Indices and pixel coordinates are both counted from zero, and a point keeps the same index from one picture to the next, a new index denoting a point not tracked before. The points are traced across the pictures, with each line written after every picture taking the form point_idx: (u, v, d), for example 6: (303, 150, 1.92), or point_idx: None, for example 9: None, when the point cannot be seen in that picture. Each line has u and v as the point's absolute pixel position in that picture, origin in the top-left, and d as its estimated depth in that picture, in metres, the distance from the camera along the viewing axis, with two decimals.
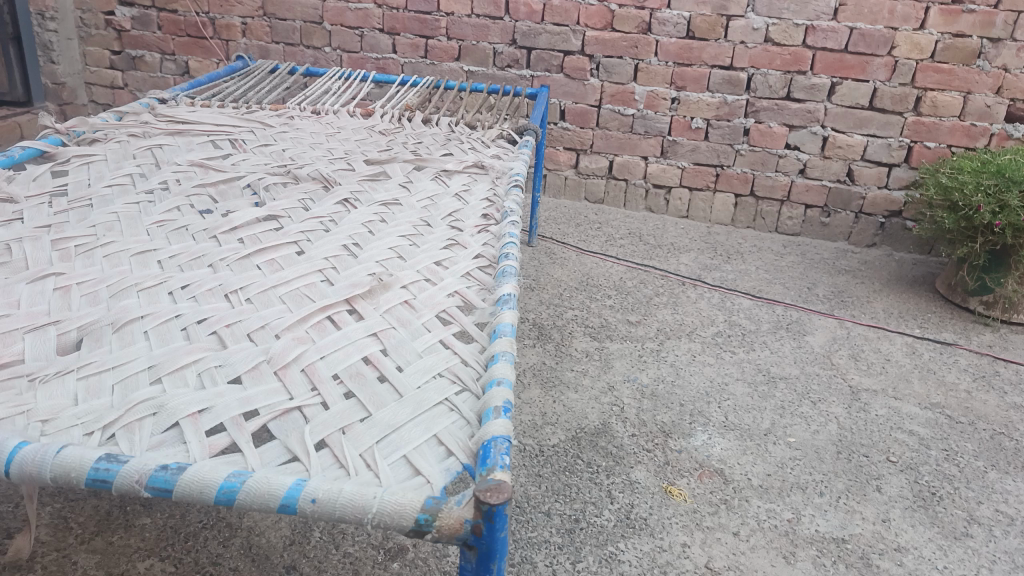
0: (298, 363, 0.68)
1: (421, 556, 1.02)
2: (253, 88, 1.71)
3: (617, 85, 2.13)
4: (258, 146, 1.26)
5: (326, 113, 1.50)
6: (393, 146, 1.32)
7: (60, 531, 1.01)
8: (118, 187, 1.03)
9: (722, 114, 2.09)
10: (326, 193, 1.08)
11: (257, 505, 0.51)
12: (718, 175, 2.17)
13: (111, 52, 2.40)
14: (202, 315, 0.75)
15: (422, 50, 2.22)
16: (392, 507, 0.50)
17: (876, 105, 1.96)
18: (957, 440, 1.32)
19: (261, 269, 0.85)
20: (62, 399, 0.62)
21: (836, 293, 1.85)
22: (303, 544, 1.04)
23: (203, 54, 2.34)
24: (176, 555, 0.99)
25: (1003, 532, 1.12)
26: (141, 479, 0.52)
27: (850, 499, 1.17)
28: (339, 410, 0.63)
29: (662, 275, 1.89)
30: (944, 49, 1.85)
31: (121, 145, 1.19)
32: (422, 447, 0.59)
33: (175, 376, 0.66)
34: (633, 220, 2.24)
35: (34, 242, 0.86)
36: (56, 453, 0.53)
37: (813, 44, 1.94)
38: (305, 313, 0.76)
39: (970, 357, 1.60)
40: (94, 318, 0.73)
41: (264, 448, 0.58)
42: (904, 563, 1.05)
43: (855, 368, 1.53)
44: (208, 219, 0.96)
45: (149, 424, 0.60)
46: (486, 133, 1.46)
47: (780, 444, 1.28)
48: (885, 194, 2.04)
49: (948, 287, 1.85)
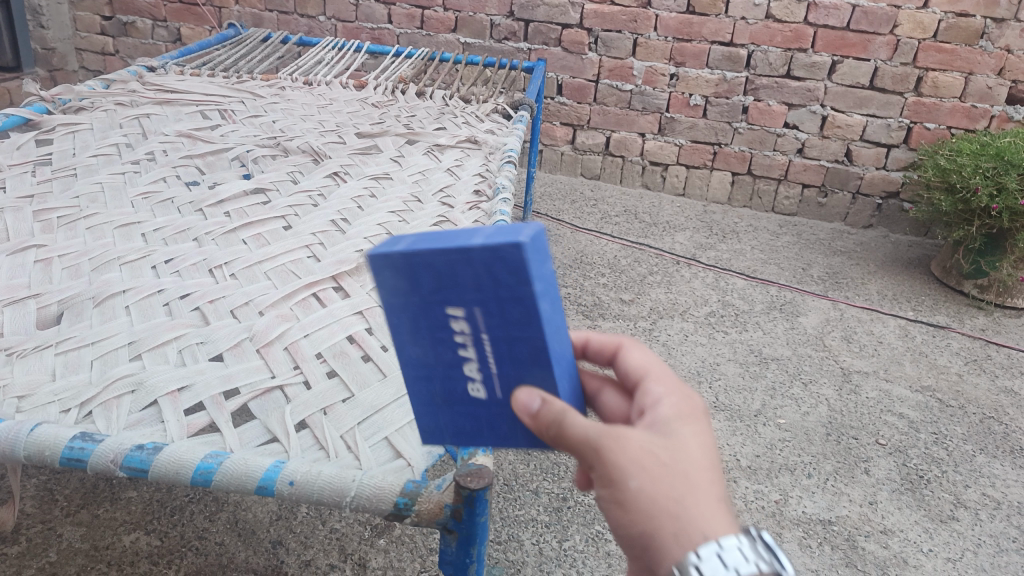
0: (281, 341, 0.67)
1: (408, 534, 1.03)
2: (244, 56, 1.67)
3: (616, 59, 2.10)
4: (247, 117, 1.24)
5: (318, 85, 1.47)
6: (385, 119, 1.29)
7: (46, 503, 1.00)
8: (104, 157, 1.01)
9: (721, 91, 2.06)
10: (315, 166, 1.06)
11: (234, 488, 0.51)
12: (716, 152, 2.15)
13: (102, 18, 2.35)
14: (185, 290, 0.73)
15: (419, 21, 2.18)
16: (370, 490, 0.50)
17: (876, 85, 1.93)
18: (946, 423, 1.32)
19: (248, 244, 0.83)
20: (40, 375, 0.61)
21: (830, 274, 1.85)
22: (289, 519, 1.03)
23: (196, 21, 2.30)
24: (162, 529, 0.99)
25: (989, 515, 1.13)
26: (117, 458, 0.51)
27: (838, 481, 1.17)
28: (322, 389, 0.62)
29: (656, 254, 1.88)
30: (946, 28, 1.82)
31: (108, 114, 1.17)
32: (405, 429, 0.58)
33: (156, 352, 0.65)
34: (629, 197, 2.23)
35: (16, 213, 0.85)
36: (30, 431, 0.53)
37: (814, 21, 1.91)
38: (290, 290, 0.74)
39: (963, 341, 1.60)
40: (75, 291, 0.72)
41: (244, 428, 0.58)
42: (889, 545, 1.06)
43: (848, 350, 1.53)
44: (194, 191, 0.94)
45: (127, 402, 0.59)
46: (480, 107, 1.43)
47: (770, 425, 1.28)
48: (883, 175, 2.03)
49: (943, 270, 1.85)
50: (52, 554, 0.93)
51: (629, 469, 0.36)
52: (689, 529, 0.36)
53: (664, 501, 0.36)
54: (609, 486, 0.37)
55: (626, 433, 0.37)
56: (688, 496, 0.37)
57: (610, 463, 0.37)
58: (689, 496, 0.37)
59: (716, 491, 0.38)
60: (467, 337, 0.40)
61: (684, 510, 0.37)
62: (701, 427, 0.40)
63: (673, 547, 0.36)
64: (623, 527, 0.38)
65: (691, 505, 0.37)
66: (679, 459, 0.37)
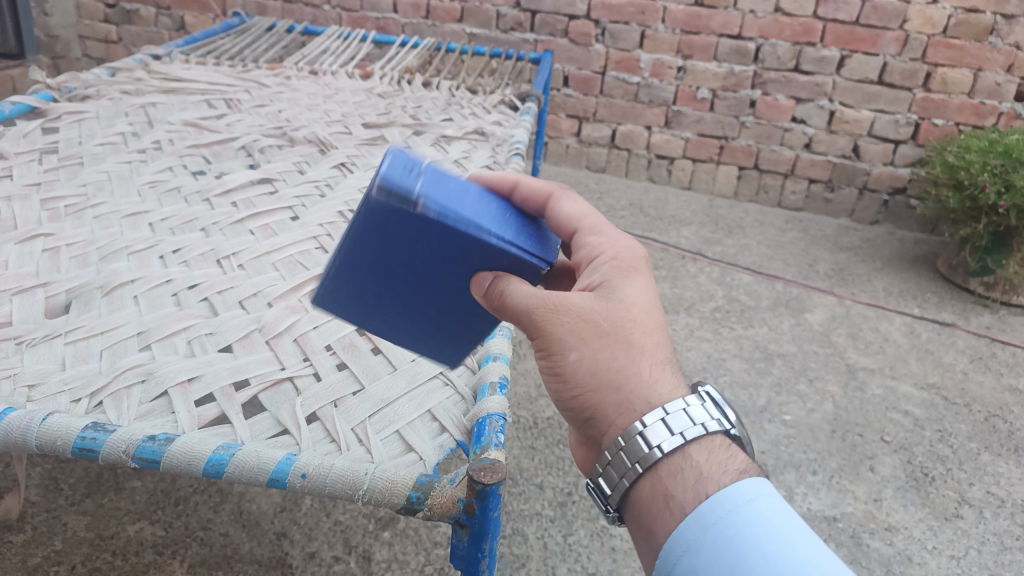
0: (290, 333, 0.67)
1: (412, 527, 1.02)
2: (250, 45, 1.66)
3: (623, 52, 2.09)
4: (253, 106, 1.23)
5: (323, 74, 1.46)
6: (392, 110, 1.29)
7: (51, 492, 1.00)
8: (110, 146, 1.01)
9: (728, 85, 2.05)
10: (322, 157, 1.05)
11: (246, 479, 0.51)
12: (722, 147, 2.15)
13: (105, 5, 2.34)
14: (193, 280, 0.73)
15: (424, 11, 2.17)
16: (383, 483, 0.50)
17: (885, 80, 1.92)
18: (951, 421, 1.32)
19: (255, 234, 0.83)
20: (50, 364, 0.61)
21: (836, 270, 1.84)
22: (294, 511, 1.03)
23: (200, 9, 2.29)
24: (167, 519, 0.99)
25: (994, 514, 1.13)
26: (129, 449, 0.51)
27: (843, 478, 1.17)
28: (332, 381, 0.62)
29: (662, 248, 1.87)
30: (956, 24, 1.81)
31: (114, 103, 1.16)
32: (416, 423, 0.58)
33: (165, 343, 0.64)
34: (634, 190, 2.22)
35: (23, 202, 0.84)
36: (42, 420, 0.53)
37: (823, 16, 1.89)
38: (298, 281, 0.74)
39: (969, 339, 1.59)
40: (83, 281, 0.71)
41: (255, 419, 0.57)
42: (894, 543, 1.06)
43: (853, 346, 1.53)
44: (201, 180, 0.94)
45: (138, 393, 0.59)
46: (487, 98, 1.42)
47: (775, 421, 1.28)
48: (890, 171, 2.02)
49: (949, 267, 1.84)
50: (57, 543, 0.93)
51: (574, 343, 0.47)
52: (631, 396, 0.48)
53: (609, 371, 0.48)
54: (555, 356, 0.48)
55: (573, 310, 0.47)
56: (628, 360, 0.48)
57: (559, 336, 0.47)
58: (629, 357, 0.48)
59: (659, 355, 0.49)
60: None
61: (627, 380, 0.48)
62: (639, 289, 0.50)
63: (619, 418, 0.49)
64: (568, 393, 0.49)
65: (631, 371, 0.48)
66: (620, 324, 0.48)
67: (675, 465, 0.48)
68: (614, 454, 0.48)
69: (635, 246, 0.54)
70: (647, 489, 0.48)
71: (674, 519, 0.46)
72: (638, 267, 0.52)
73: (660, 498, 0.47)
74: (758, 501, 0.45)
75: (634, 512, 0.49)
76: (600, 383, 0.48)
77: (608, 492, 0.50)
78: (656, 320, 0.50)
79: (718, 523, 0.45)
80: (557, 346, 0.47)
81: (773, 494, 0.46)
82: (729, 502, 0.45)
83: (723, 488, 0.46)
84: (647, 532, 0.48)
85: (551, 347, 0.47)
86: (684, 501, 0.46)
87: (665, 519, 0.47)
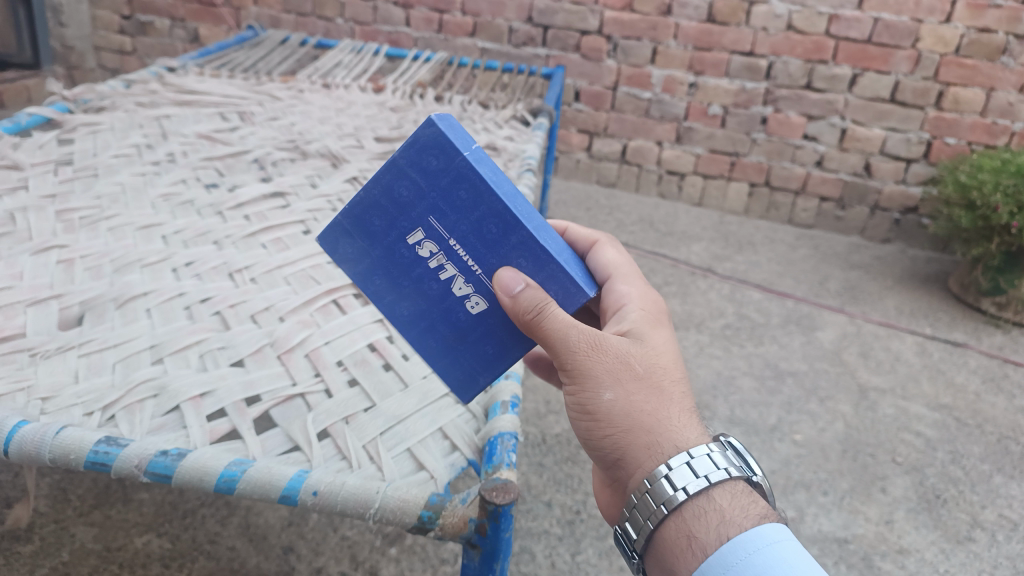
0: (303, 348, 0.67)
1: (420, 543, 1.02)
2: (263, 57, 1.67)
3: (634, 67, 2.09)
4: (267, 119, 1.24)
5: (336, 88, 1.47)
6: (404, 124, 1.29)
7: (60, 502, 1.00)
8: (125, 158, 1.01)
9: (740, 101, 2.05)
10: (334, 171, 1.06)
11: (257, 495, 0.51)
12: (733, 163, 2.15)
13: (120, 17, 2.37)
14: (206, 293, 0.73)
15: (436, 25, 2.18)
16: (395, 502, 0.49)
17: (896, 98, 1.92)
18: (964, 442, 1.31)
19: (267, 248, 0.83)
20: (63, 376, 0.61)
21: (848, 288, 1.83)
22: (301, 525, 1.03)
23: (214, 21, 2.31)
24: (174, 532, 0.99)
25: (1006, 537, 1.11)
26: (142, 464, 0.51)
27: (854, 499, 1.16)
28: (344, 398, 0.61)
29: (672, 264, 1.87)
30: (969, 43, 1.80)
31: (128, 115, 1.17)
32: (428, 440, 0.58)
33: (178, 356, 0.64)
34: (644, 206, 2.22)
35: (38, 213, 0.85)
36: (56, 433, 0.53)
37: (835, 33, 1.89)
38: (310, 296, 0.74)
39: (981, 359, 1.58)
40: (97, 293, 0.72)
41: (267, 435, 0.57)
42: (906, 566, 1.05)
43: (865, 365, 1.52)
44: (214, 193, 0.94)
45: (151, 406, 0.59)
46: (499, 113, 1.43)
47: (785, 440, 1.27)
48: (902, 189, 2.01)
49: (961, 286, 1.83)
50: (65, 554, 0.93)
51: (608, 380, 0.48)
52: (660, 440, 0.48)
53: (640, 414, 0.48)
54: (589, 395, 0.48)
55: (607, 349, 0.49)
56: (661, 407, 0.49)
57: (595, 374, 0.48)
58: (661, 403, 0.49)
59: (687, 402, 0.50)
60: (439, 253, 0.51)
61: (657, 424, 0.48)
62: (669, 341, 0.52)
63: (648, 459, 0.48)
64: (600, 433, 0.49)
65: (662, 416, 0.49)
66: (653, 368, 0.50)
67: (701, 507, 0.47)
68: (640, 497, 0.48)
69: (659, 302, 0.56)
70: (671, 530, 0.47)
71: (695, 559, 0.46)
72: (662, 320, 0.54)
73: (683, 538, 0.47)
74: (777, 545, 0.45)
75: (658, 554, 0.48)
76: (633, 425, 0.48)
77: (633, 535, 0.49)
78: (681, 371, 0.51)
79: (738, 564, 0.45)
80: (593, 385, 0.48)
81: (794, 540, 0.46)
82: (749, 544, 0.45)
83: (744, 531, 0.46)
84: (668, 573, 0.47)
85: (587, 385, 0.48)
86: (707, 541, 0.46)
87: (686, 560, 0.46)
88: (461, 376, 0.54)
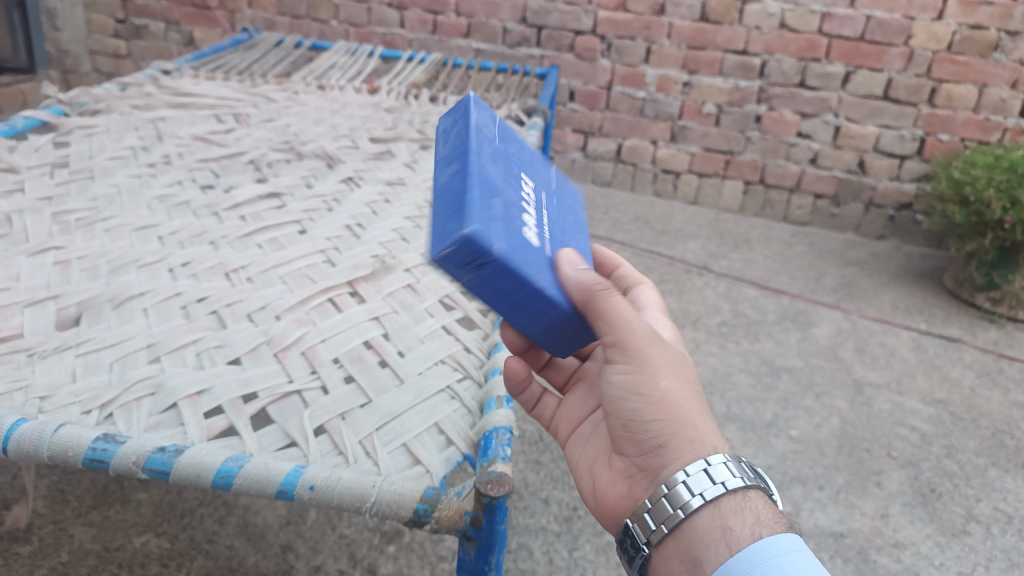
0: (299, 345, 0.67)
1: (418, 541, 1.02)
2: (258, 59, 1.67)
3: (629, 67, 2.10)
4: (262, 120, 1.24)
5: (331, 89, 1.47)
6: (398, 124, 1.30)
7: (58, 503, 1.00)
8: (121, 159, 1.02)
9: (734, 100, 2.06)
10: (329, 171, 1.06)
11: (254, 490, 0.51)
12: (728, 161, 2.15)
13: (115, 20, 2.37)
14: (202, 293, 0.73)
15: (431, 26, 2.19)
16: (391, 496, 0.50)
17: (889, 95, 1.93)
18: (959, 437, 1.31)
19: (263, 247, 0.83)
20: (61, 375, 0.62)
21: (843, 285, 1.84)
22: (299, 524, 1.03)
23: (209, 24, 2.31)
24: (172, 532, 0.99)
25: (1001, 530, 1.12)
26: (139, 461, 0.52)
27: (850, 494, 1.16)
28: (339, 394, 0.62)
29: (668, 262, 1.88)
30: (961, 40, 1.81)
31: (124, 117, 1.17)
32: (424, 435, 0.58)
33: (175, 355, 0.65)
34: (640, 205, 2.23)
35: (35, 215, 0.85)
36: (54, 431, 0.53)
37: (828, 31, 1.90)
38: (306, 295, 0.74)
39: (976, 354, 1.59)
40: (94, 293, 0.72)
41: (263, 432, 0.58)
42: (901, 559, 1.05)
43: (860, 361, 1.52)
44: (210, 194, 0.95)
45: (148, 404, 0.59)
46: (494, 113, 1.43)
47: (781, 436, 1.28)
48: (896, 186, 2.02)
49: (956, 282, 1.84)
50: (64, 555, 0.93)
51: (668, 369, 0.50)
52: (703, 436, 0.50)
53: (688, 408, 0.50)
54: (648, 376, 0.49)
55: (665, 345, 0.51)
56: (704, 408, 0.51)
57: (657, 360, 0.50)
58: (704, 406, 0.51)
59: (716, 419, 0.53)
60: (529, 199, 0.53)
61: (702, 421, 0.50)
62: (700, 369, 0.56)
63: (690, 448, 0.49)
64: (648, 416, 0.50)
65: (706, 417, 0.51)
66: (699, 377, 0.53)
67: (735, 504, 0.48)
68: (673, 487, 0.48)
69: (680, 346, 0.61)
70: (702, 524, 0.47)
71: (725, 551, 0.46)
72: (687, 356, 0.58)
73: (715, 531, 0.47)
74: (807, 553, 0.45)
75: (684, 547, 0.48)
76: (682, 415, 0.50)
77: (653, 527, 0.49)
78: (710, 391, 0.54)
79: (767, 564, 0.45)
80: (651, 369, 0.49)
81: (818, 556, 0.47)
82: (780, 545, 0.45)
83: (776, 534, 0.46)
84: (693, 563, 0.47)
85: (647, 369, 0.49)
86: (739, 537, 0.46)
87: (716, 551, 0.46)
88: (452, 227, 0.43)
